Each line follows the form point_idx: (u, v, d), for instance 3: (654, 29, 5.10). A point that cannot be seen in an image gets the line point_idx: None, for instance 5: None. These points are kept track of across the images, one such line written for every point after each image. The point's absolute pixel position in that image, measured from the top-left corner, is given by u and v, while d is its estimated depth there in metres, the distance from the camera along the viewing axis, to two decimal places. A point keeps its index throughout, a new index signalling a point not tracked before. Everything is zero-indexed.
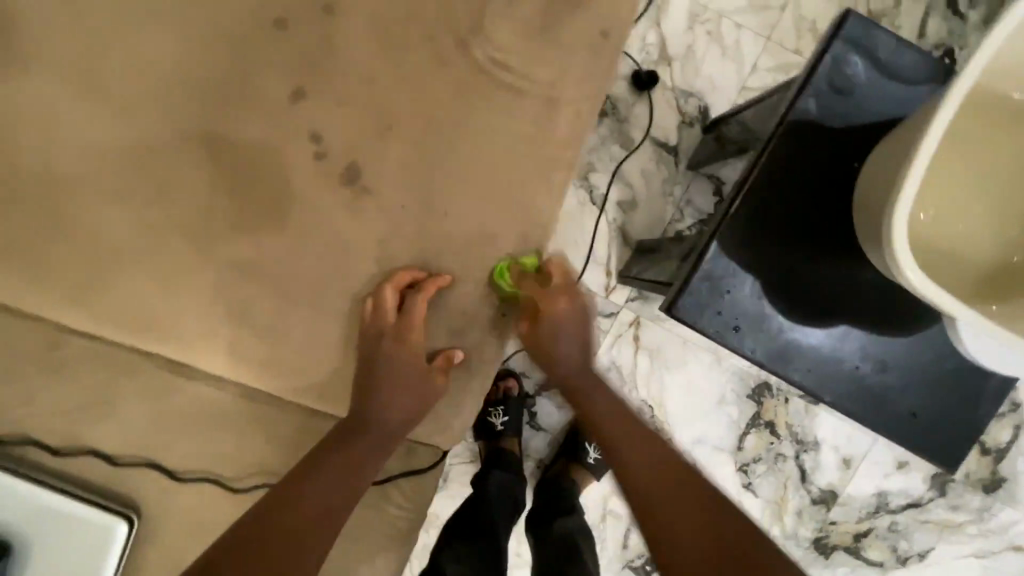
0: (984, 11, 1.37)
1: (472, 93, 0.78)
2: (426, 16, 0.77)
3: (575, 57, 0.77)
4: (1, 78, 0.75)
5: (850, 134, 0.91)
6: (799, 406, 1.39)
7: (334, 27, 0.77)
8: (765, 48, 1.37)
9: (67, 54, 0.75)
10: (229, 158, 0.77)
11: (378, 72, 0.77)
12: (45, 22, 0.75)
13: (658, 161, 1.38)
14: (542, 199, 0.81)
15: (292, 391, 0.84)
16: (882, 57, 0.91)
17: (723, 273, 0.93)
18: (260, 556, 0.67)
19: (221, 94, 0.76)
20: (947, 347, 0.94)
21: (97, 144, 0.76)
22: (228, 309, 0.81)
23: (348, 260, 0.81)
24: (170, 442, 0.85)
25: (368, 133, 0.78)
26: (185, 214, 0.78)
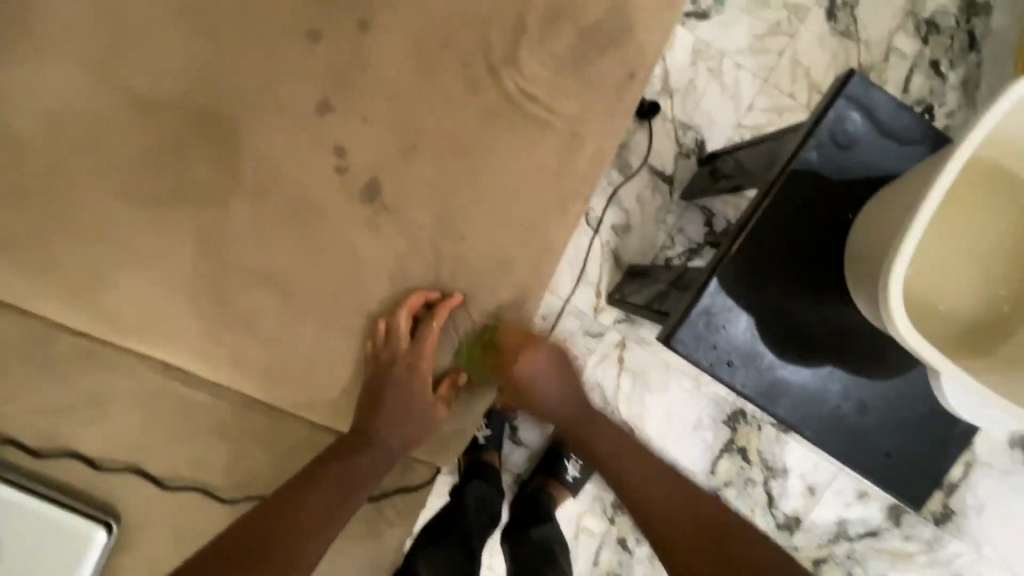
0: (963, 74, 1.45)
1: (498, 119, 0.79)
2: (459, 41, 0.78)
3: (599, 93, 0.80)
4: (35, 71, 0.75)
5: (844, 186, 0.95)
6: (772, 434, 1.44)
7: (367, 46, 0.78)
8: (762, 90, 1.42)
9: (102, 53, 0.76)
10: (253, 166, 0.78)
11: (407, 91, 0.78)
12: (82, 20, 0.76)
13: (654, 189, 1.41)
14: (559, 227, 0.82)
15: (294, 402, 0.83)
16: (882, 117, 0.95)
17: (720, 308, 0.95)
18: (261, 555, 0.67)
19: (251, 103, 0.77)
20: (922, 392, 0.99)
21: (125, 143, 0.77)
22: (236, 315, 0.80)
23: (363, 274, 0.81)
24: (159, 448, 0.83)
25: (391, 150, 0.78)
26: (204, 217, 0.78)
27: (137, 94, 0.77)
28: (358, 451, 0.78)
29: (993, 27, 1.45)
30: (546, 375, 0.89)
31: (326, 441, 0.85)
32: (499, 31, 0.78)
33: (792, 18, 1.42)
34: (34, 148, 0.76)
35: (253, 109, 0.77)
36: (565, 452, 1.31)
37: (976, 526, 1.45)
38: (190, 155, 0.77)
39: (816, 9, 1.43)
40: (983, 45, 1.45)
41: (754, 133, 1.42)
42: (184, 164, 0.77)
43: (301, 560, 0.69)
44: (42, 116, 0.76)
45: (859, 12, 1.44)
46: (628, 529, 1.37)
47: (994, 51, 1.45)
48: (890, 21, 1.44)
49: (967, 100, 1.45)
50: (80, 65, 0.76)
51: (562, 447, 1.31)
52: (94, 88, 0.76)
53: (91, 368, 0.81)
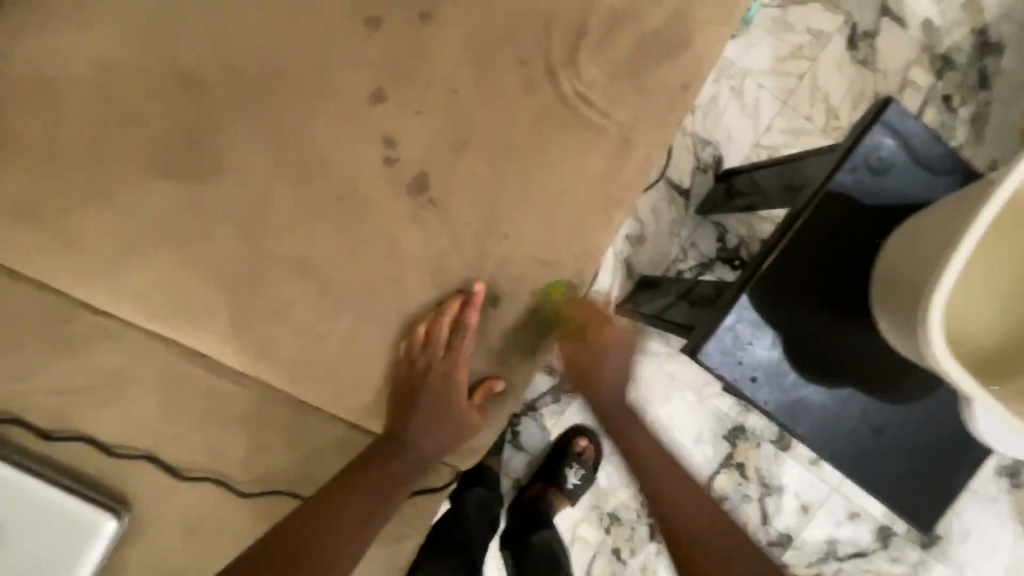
0: (973, 110, 1.48)
1: (550, 120, 0.78)
2: (518, 40, 0.78)
3: (652, 102, 0.80)
4: (86, 42, 0.74)
5: (872, 210, 0.96)
6: (771, 451, 1.43)
7: (425, 38, 0.77)
8: (782, 111, 1.43)
9: (156, 30, 0.75)
10: (299, 151, 0.77)
11: (461, 86, 0.78)
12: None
13: (670, 202, 1.40)
14: (602, 233, 0.82)
15: (322, 397, 0.80)
16: (915, 146, 0.96)
17: (747, 325, 0.95)
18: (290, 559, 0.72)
19: (303, 87, 0.76)
20: (933, 418, 0.99)
21: (169, 120, 0.75)
22: (267, 303, 0.78)
23: (403, 269, 0.79)
24: (175, 436, 0.80)
25: (441, 144, 0.78)
26: (244, 201, 0.76)
27: (188, 71, 0.76)
28: (390, 453, 0.79)
29: (1004, 66, 1.48)
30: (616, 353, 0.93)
31: (350, 438, 0.83)
32: (559, 34, 0.78)
33: (815, 43, 1.44)
34: (79, 119, 0.74)
35: (307, 95, 0.77)
36: (568, 459, 1.27)
37: (961, 551, 1.46)
38: (237, 136, 0.76)
39: (838, 36, 1.44)
40: (994, 84, 1.48)
41: (772, 153, 1.43)
42: (231, 146, 0.76)
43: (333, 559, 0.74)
44: (93, 88, 0.74)
45: (879, 42, 1.46)
46: (624, 541, 1.33)
47: (1003, 90, 1.48)
48: (908, 53, 1.46)
49: (975, 136, 1.47)
50: (134, 39, 0.75)
51: (567, 454, 1.28)
52: (148, 64, 0.75)
53: (112, 349, 0.78)
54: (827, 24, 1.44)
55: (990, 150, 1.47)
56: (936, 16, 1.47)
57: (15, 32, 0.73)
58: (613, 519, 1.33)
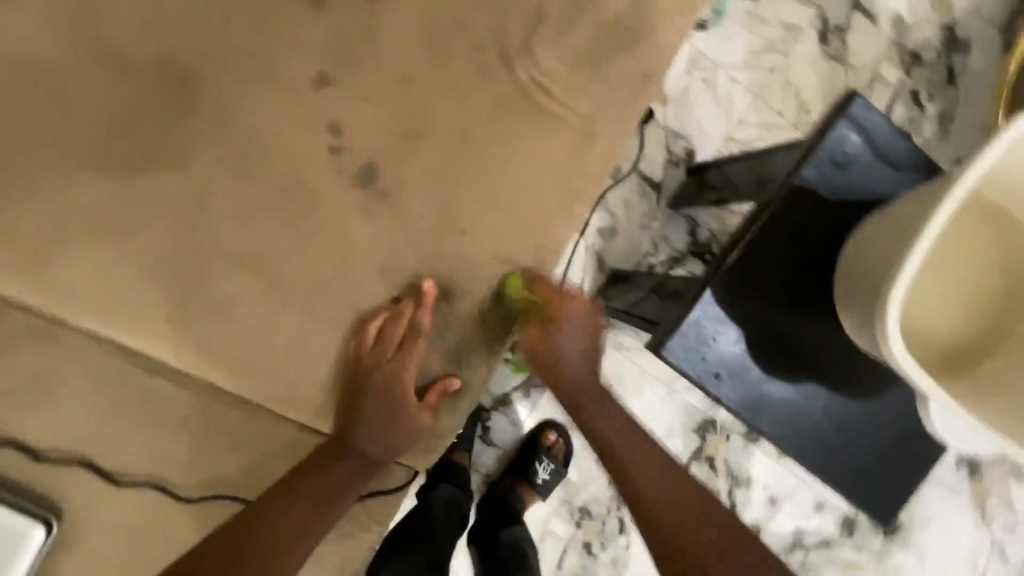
0: (941, 107, 1.49)
1: (507, 109, 0.75)
2: (474, 25, 0.74)
3: (613, 93, 0.77)
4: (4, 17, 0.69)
5: (836, 206, 0.95)
6: (739, 444, 1.43)
7: (375, 21, 0.73)
8: (753, 104, 1.42)
9: (82, 6, 0.70)
10: (240, 138, 0.72)
11: (414, 72, 0.74)
12: None
13: (642, 195, 1.39)
14: (563, 228, 0.79)
15: (270, 397, 0.77)
16: (880, 141, 0.95)
17: (712, 321, 0.94)
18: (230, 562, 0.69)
19: (245, 71, 0.72)
20: (894, 413, 1.00)
21: (99, 104, 0.70)
22: (207, 299, 0.74)
23: (354, 263, 0.75)
24: (110, 440, 0.75)
25: (392, 133, 0.74)
26: (180, 191, 0.72)
27: (119, 51, 0.70)
28: (337, 455, 0.77)
29: (971, 63, 1.49)
30: (579, 329, 0.82)
31: (300, 439, 0.79)
32: (518, 20, 0.75)
33: (786, 37, 1.43)
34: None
35: (249, 79, 0.72)
36: (537, 454, 1.25)
37: (922, 540, 1.49)
38: (172, 122, 0.71)
39: (810, 29, 1.44)
40: (961, 81, 1.49)
41: (743, 147, 1.42)
42: (167, 132, 0.71)
43: (279, 563, 0.71)
44: (13, 66, 0.69)
45: (850, 36, 1.45)
46: (595, 534, 1.32)
47: (970, 87, 1.49)
48: (878, 48, 1.46)
49: (942, 132, 1.48)
50: (60, 16, 0.70)
51: (534, 449, 1.26)
52: (75, 43, 0.70)
53: (40, 349, 0.73)
54: (799, 17, 1.43)
55: (955, 148, 1.49)
56: (906, 12, 1.47)
57: None
58: (584, 514, 1.32)
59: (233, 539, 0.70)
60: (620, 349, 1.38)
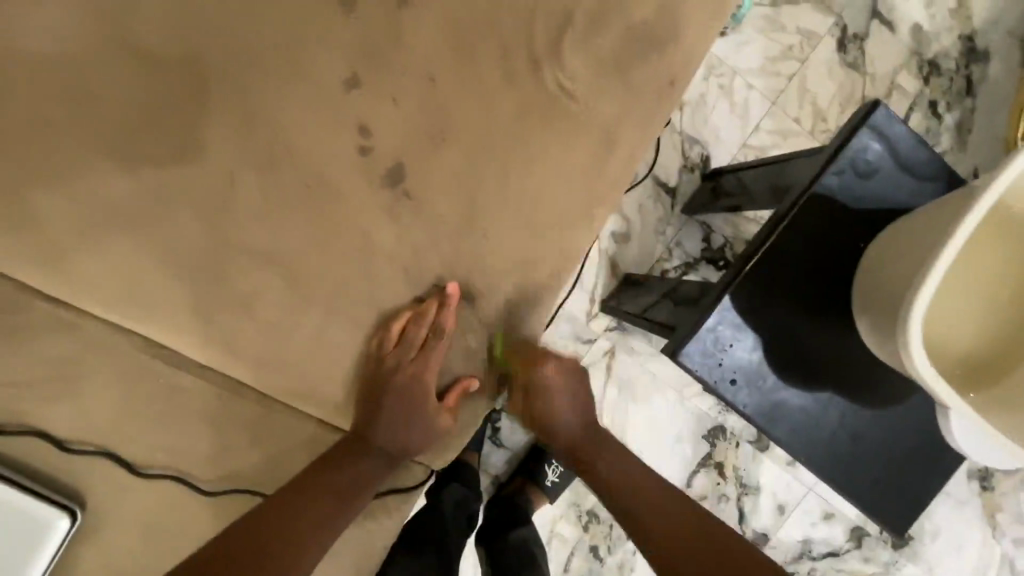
0: (958, 117, 1.48)
1: (532, 114, 0.76)
2: (501, 29, 0.75)
3: (638, 99, 0.78)
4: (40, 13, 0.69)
5: (856, 214, 0.95)
6: (749, 451, 1.43)
7: (404, 23, 0.74)
8: (770, 111, 1.42)
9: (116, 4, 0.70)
10: (268, 137, 0.73)
11: (441, 75, 0.75)
12: None
13: (656, 199, 1.39)
14: (583, 232, 0.80)
15: (291, 393, 0.78)
16: (901, 150, 0.95)
17: (729, 327, 0.94)
18: (252, 554, 0.69)
19: (275, 71, 0.73)
20: (909, 424, 1.00)
21: (131, 100, 0.71)
22: (232, 295, 0.75)
23: (376, 262, 0.76)
24: (134, 433, 0.77)
25: (418, 135, 0.75)
26: (209, 189, 0.73)
27: (151, 46, 0.71)
28: (357, 452, 0.78)
29: (990, 74, 1.49)
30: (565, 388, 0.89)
31: (319, 436, 0.80)
32: (545, 24, 0.75)
33: (805, 44, 1.43)
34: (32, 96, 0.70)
35: (280, 79, 0.73)
36: (547, 456, 1.26)
37: (930, 552, 1.48)
38: (202, 120, 0.72)
39: (828, 37, 1.43)
40: (979, 92, 1.49)
41: (758, 154, 1.42)
42: (196, 128, 0.72)
43: (300, 558, 0.71)
44: (47, 61, 0.70)
45: (868, 44, 1.45)
46: (602, 539, 1.32)
47: (988, 97, 1.49)
48: (897, 57, 1.46)
49: (959, 142, 1.48)
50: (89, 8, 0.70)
51: (544, 451, 1.27)
52: (105, 37, 0.70)
53: (67, 340, 0.74)
54: (817, 25, 1.43)
55: (972, 158, 1.48)
56: (925, 21, 1.46)
57: None
58: (591, 517, 1.32)
59: (252, 533, 0.70)
60: (630, 354, 1.38)
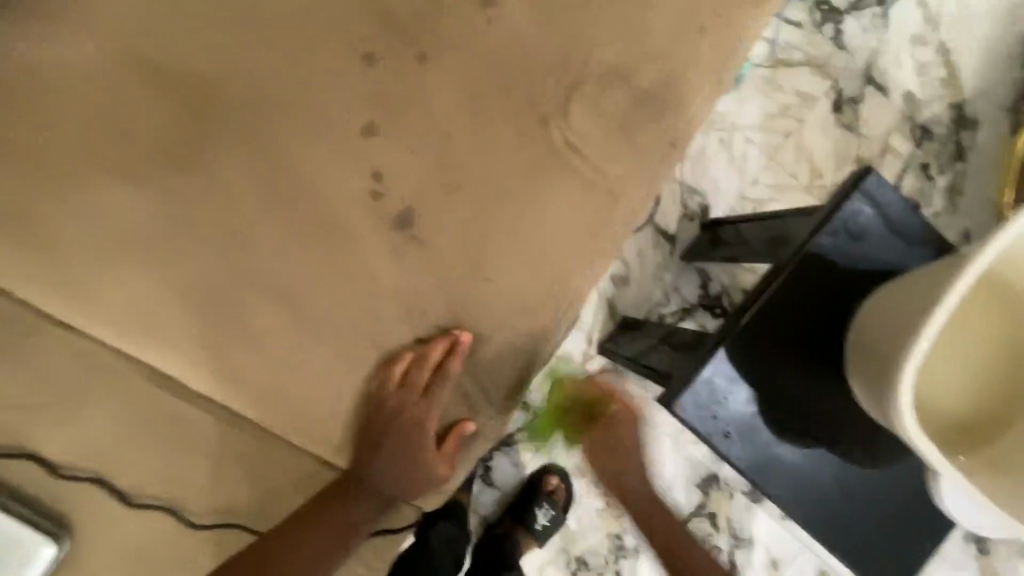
0: (950, 180, 1.53)
1: (540, 168, 0.79)
2: (515, 86, 0.78)
3: (642, 159, 0.81)
4: (71, 48, 0.72)
5: (849, 274, 0.98)
6: (742, 502, 1.41)
7: (423, 75, 0.76)
8: (768, 165, 1.47)
9: (144, 43, 0.73)
10: (286, 177, 0.75)
11: (455, 126, 0.77)
12: (132, 6, 0.73)
13: (655, 246, 1.42)
14: (585, 283, 0.83)
15: (290, 429, 0.78)
16: (892, 215, 0.99)
17: (724, 379, 0.95)
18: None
19: (294, 115, 0.75)
20: (902, 484, 1.00)
21: (153, 135, 0.73)
22: (239, 328, 0.76)
23: (383, 303, 0.78)
24: (129, 461, 0.77)
25: (430, 182, 0.77)
26: (225, 224, 0.75)
27: (177, 84, 0.73)
28: (354, 494, 0.80)
29: (980, 141, 1.55)
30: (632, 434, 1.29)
31: (314, 473, 0.80)
32: (557, 84, 0.79)
33: (802, 105, 1.49)
34: (56, 125, 0.71)
35: (299, 122, 0.75)
36: (538, 498, 1.25)
37: None
38: (222, 157, 0.74)
39: (824, 99, 1.50)
40: (970, 157, 1.54)
41: (756, 206, 1.47)
42: (216, 169, 0.74)
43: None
44: (71, 92, 0.71)
45: (862, 108, 1.51)
46: None
47: (978, 163, 1.54)
48: (890, 121, 1.52)
49: (951, 204, 1.53)
50: (121, 50, 0.73)
51: (535, 494, 1.25)
52: (132, 77, 0.73)
53: (71, 365, 0.74)
54: (814, 88, 1.49)
55: (963, 221, 1.53)
56: (917, 88, 1.53)
57: None
58: (580, 564, 1.30)
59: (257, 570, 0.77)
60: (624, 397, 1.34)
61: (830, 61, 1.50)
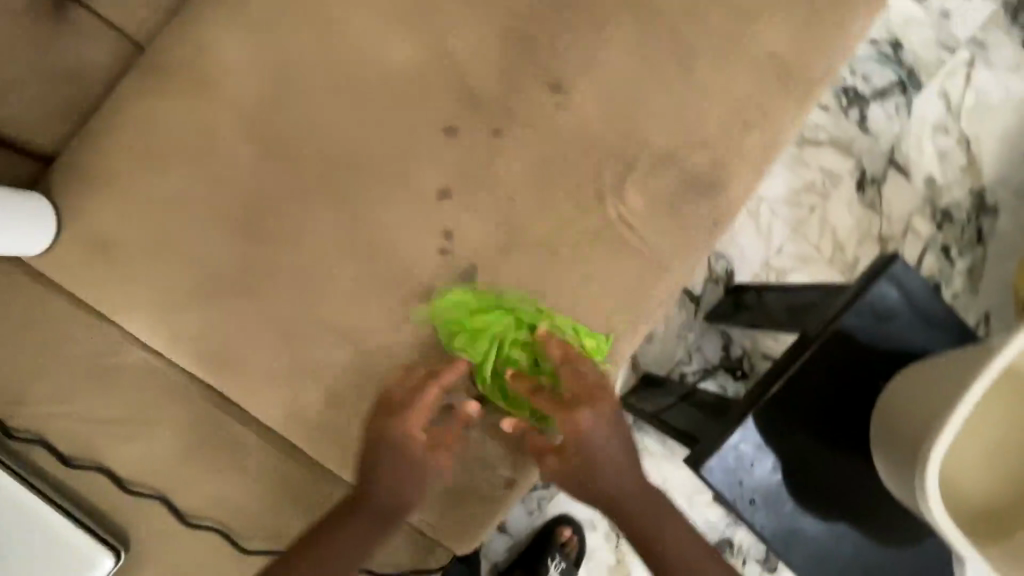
0: (969, 262, 1.59)
1: (593, 237, 0.86)
2: (577, 162, 0.85)
3: (687, 234, 0.88)
4: (190, 108, 0.81)
5: (874, 353, 1.02)
6: (756, 570, 1.41)
7: (495, 147, 0.84)
8: (792, 236, 1.54)
9: (252, 106, 0.82)
10: (363, 230, 0.83)
11: (519, 194, 0.85)
12: (245, 73, 0.82)
13: (680, 306, 1.48)
14: (626, 344, 0.88)
15: (342, 463, 0.83)
16: (917, 301, 1.04)
17: (751, 447, 0.99)
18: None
19: (377, 176, 0.83)
20: (923, 566, 1.01)
21: (252, 187, 0.82)
22: (305, 365, 0.82)
23: (439, 352, 0.83)
24: (189, 482, 0.81)
25: (492, 243, 0.84)
26: (305, 269, 0.82)
27: (278, 143, 0.82)
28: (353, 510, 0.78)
29: (999, 227, 1.61)
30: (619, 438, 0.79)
31: None
32: (615, 163, 0.86)
33: (826, 182, 1.57)
34: (171, 175, 0.81)
35: (380, 182, 0.83)
36: (550, 549, 1.26)
37: None
38: (309, 209, 0.82)
39: (849, 178, 1.57)
40: (989, 242, 1.60)
41: (779, 274, 1.54)
42: (302, 219, 0.82)
43: None
44: (186, 146, 0.81)
45: (885, 189, 1.58)
46: None
47: (997, 249, 1.60)
48: (912, 203, 1.59)
49: (970, 286, 1.58)
50: (233, 111, 0.82)
51: (549, 544, 1.26)
52: (239, 134, 0.82)
53: (153, 388, 0.81)
54: (839, 167, 1.57)
55: (982, 302, 1.58)
56: (938, 173, 1.60)
57: (127, 93, 0.81)
58: None
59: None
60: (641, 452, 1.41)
61: (855, 143, 1.58)
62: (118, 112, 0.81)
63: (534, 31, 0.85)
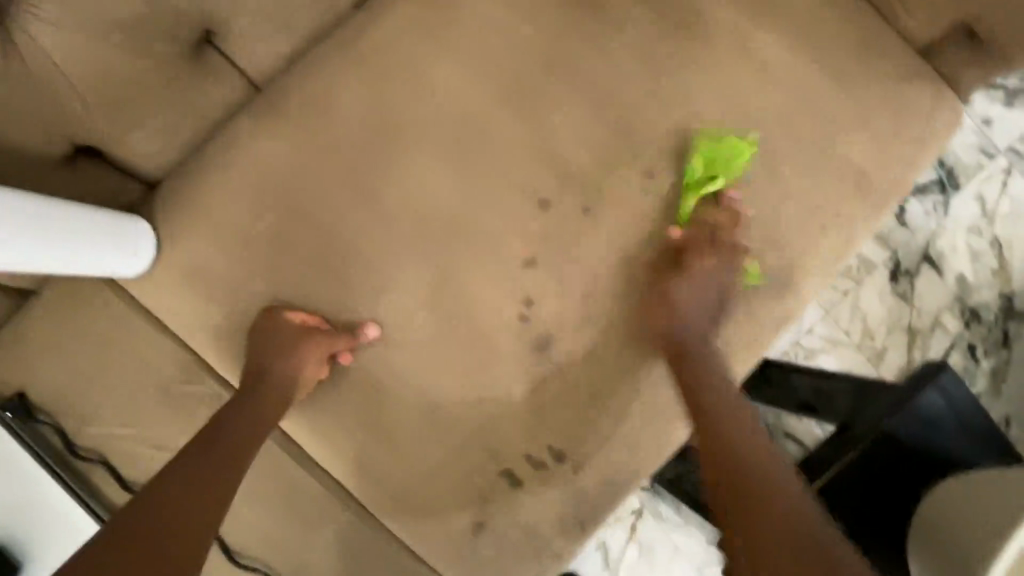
0: (993, 364, 1.48)
1: (668, 320, 0.88)
2: (659, 247, 0.88)
3: (758, 328, 0.90)
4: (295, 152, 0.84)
5: (917, 460, 1.03)
6: None
7: (583, 224, 0.87)
8: (823, 317, 1.51)
9: (356, 159, 0.85)
10: (446, 289, 0.85)
11: (601, 272, 0.87)
12: (354, 125, 0.85)
13: None
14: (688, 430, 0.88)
15: (396, 514, 0.85)
16: (963, 414, 1.05)
17: None
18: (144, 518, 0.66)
19: (466, 238, 0.85)
20: None
21: (344, 235, 0.84)
22: (371, 415, 0.84)
23: (505, 417, 0.85)
24: (241, 516, 0.86)
25: (570, 316, 0.86)
26: (385, 320, 0.84)
27: (376, 197, 0.85)
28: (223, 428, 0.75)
29: None
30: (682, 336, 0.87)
31: (404, 560, 0.86)
32: (696, 252, 0.88)
33: (859, 268, 1.52)
34: (267, 214, 0.83)
35: (468, 245, 0.85)
36: None
37: None
38: (396, 263, 0.84)
39: (880, 267, 1.51)
40: (1014, 345, 1.48)
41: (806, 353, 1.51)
42: (388, 271, 0.84)
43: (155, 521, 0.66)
44: (285, 188, 0.84)
45: (917, 282, 1.51)
46: None
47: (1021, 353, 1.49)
48: (941, 298, 1.50)
49: (993, 388, 1.47)
50: (335, 158, 0.85)
51: None
52: (339, 183, 0.84)
53: None
54: (872, 255, 1.51)
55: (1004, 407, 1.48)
56: (970, 272, 1.50)
57: (237, 130, 0.84)
58: None
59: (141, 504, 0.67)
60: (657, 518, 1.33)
61: (889, 234, 1.52)
62: (227, 148, 0.84)
63: (632, 119, 0.88)
